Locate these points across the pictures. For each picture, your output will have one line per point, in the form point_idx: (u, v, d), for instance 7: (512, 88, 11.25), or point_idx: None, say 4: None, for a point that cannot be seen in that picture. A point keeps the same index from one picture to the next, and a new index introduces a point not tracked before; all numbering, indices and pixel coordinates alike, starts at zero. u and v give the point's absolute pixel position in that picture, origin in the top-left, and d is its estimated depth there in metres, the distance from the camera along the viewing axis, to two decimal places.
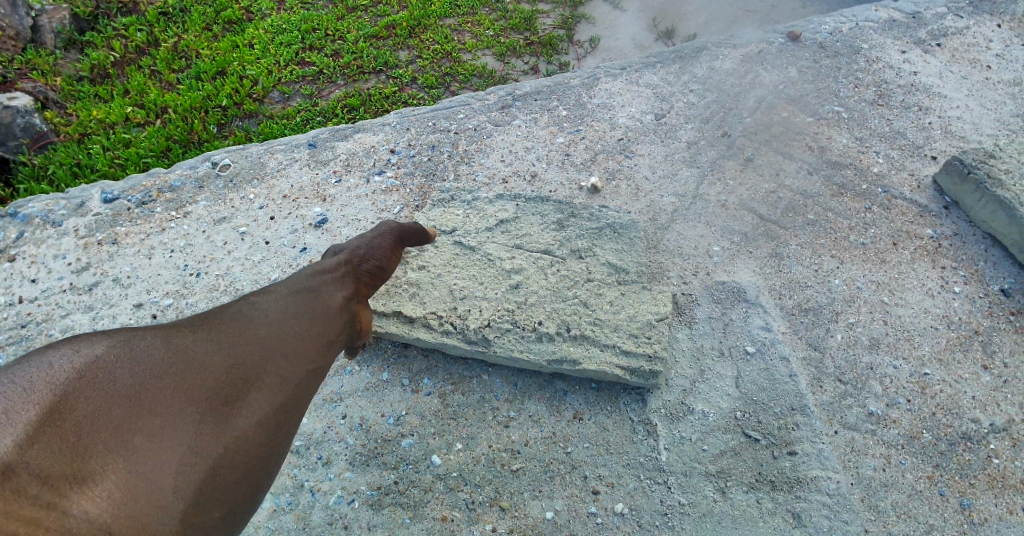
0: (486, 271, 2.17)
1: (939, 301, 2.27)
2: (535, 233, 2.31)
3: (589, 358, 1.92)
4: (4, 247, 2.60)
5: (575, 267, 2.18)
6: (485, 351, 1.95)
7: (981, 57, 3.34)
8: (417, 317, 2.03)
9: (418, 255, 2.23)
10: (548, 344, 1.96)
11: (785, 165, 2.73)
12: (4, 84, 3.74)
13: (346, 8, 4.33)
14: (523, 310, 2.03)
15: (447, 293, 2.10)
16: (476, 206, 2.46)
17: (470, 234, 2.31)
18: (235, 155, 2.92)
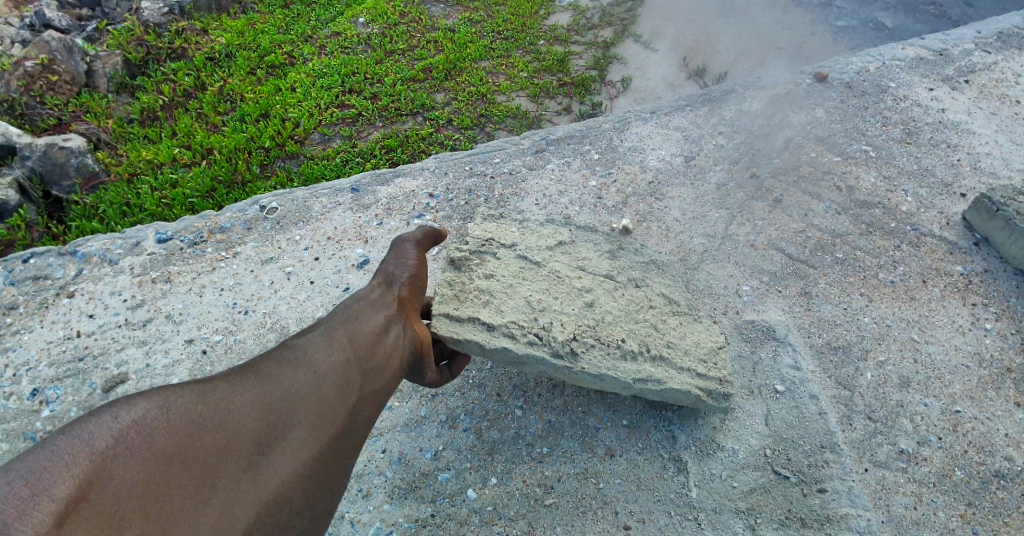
0: (558, 287, 2.14)
1: (971, 338, 2.28)
2: (592, 258, 2.34)
3: (673, 378, 1.91)
4: (64, 283, 2.80)
5: (636, 293, 2.23)
6: (571, 366, 1.86)
7: (1010, 92, 3.38)
8: (498, 325, 1.89)
9: (482, 264, 2.17)
10: (631, 362, 1.92)
11: (813, 205, 2.79)
12: (60, 126, 4.08)
13: (384, 53, 4.60)
14: (603, 328, 2.00)
15: (524, 304, 2.01)
16: (529, 225, 2.45)
17: (532, 251, 2.29)
18: (282, 198, 3.12)
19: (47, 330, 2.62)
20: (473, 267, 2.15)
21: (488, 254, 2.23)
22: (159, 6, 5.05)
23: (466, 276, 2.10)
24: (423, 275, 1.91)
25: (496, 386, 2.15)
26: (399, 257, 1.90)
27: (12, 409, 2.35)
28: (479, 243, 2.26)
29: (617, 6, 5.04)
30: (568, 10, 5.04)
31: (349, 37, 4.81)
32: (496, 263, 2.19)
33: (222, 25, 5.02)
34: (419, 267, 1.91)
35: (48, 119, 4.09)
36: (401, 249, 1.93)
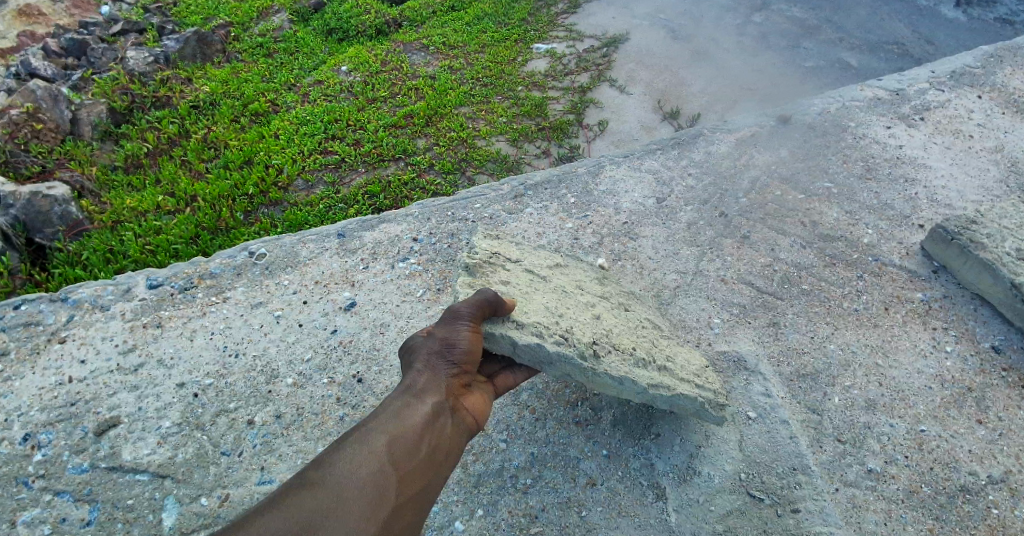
0: (566, 301, 2.24)
1: (932, 361, 2.40)
2: (585, 282, 2.52)
3: (682, 387, 2.01)
4: (55, 329, 2.86)
5: (633, 315, 2.40)
6: (596, 366, 1.90)
7: (963, 127, 3.61)
8: (527, 323, 1.92)
9: (495, 272, 2.24)
10: (644, 370, 2.01)
11: (780, 240, 2.95)
12: (44, 174, 4.18)
13: (366, 101, 4.81)
14: (614, 338, 2.10)
15: (543, 309, 2.08)
16: (525, 249, 2.61)
17: (536, 268, 2.42)
18: (271, 244, 3.23)
19: (39, 377, 2.66)
20: (488, 273, 2.22)
21: (497, 265, 2.31)
22: (145, 56, 5.31)
23: (484, 279, 2.14)
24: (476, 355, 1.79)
25: None
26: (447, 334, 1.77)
27: (3, 455, 2.36)
28: (487, 254, 2.35)
29: (593, 53, 5.34)
30: (545, 57, 5.31)
31: (332, 85, 5.02)
32: (507, 273, 2.27)
33: (206, 74, 5.24)
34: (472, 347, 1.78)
35: (32, 167, 4.19)
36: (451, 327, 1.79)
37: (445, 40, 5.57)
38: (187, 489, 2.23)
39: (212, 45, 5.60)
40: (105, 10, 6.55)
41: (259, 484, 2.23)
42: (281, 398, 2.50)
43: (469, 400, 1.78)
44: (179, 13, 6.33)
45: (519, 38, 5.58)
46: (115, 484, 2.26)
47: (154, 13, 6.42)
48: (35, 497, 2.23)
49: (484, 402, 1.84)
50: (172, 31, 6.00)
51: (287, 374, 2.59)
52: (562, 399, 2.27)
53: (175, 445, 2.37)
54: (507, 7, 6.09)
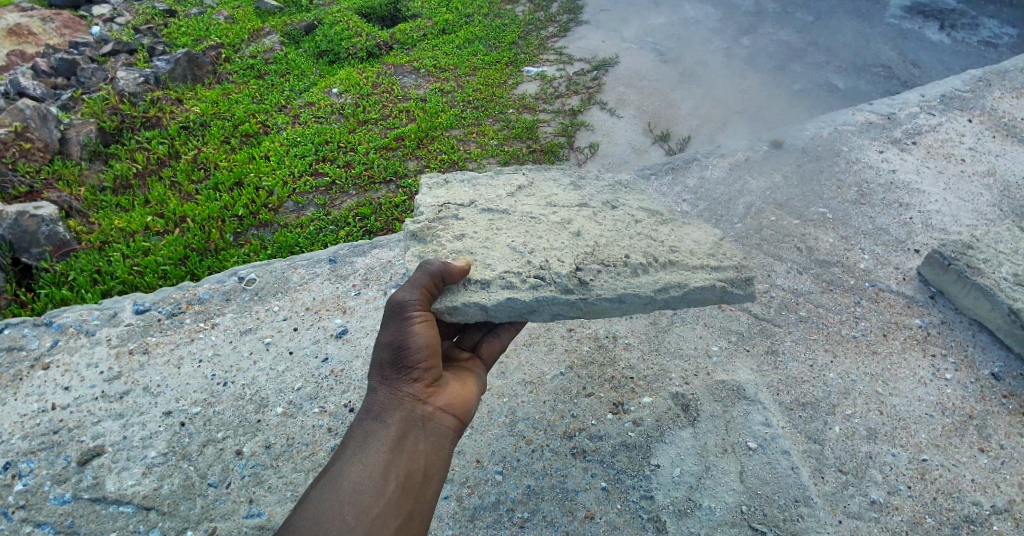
0: (538, 228, 2.21)
1: (932, 388, 2.38)
2: (559, 195, 2.48)
3: (694, 278, 1.99)
4: (38, 355, 2.80)
5: (616, 214, 2.39)
6: (586, 294, 1.89)
7: (955, 151, 3.65)
8: (492, 280, 1.89)
9: (448, 229, 2.19)
10: (646, 276, 1.99)
11: (776, 266, 2.94)
12: (32, 193, 4.16)
13: (358, 122, 4.82)
14: (600, 251, 2.07)
15: (512, 253, 2.04)
16: (478, 182, 2.56)
17: (494, 204, 2.36)
18: (260, 269, 3.20)
19: (20, 404, 2.59)
20: (439, 232, 2.17)
21: (449, 217, 2.27)
22: (136, 75, 5.31)
23: (436, 243, 2.09)
24: (435, 343, 1.71)
25: (475, 451, 2.17)
26: (395, 332, 1.68)
27: None
28: (435, 210, 2.30)
29: (584, 76, 5.38)
30: (535, 80, 5.35)
31: (324, 107, 5.03)
32: (462, 223, 2.23)
33: (197, 95, 5.24)
34: (428, 336, 1.69)
35: (19, 187, 4.17)
36: (398, 320, 1.69)
37: (435, 63, 5.61)
38: (172, 521, 2.16)
39: (203, 66, 5.60)
40: (96, 30, 6.56)
41: (246, 517, 2.16)
42: (271, 428, 2.45)
43: (445, 391, 1.73)
44: (171, 33, 6.36)
45: (509, 61, 5.62)
46: (98, 516, 2.19)
47: (145, 33, 6.42)
48: (14, 528, 2.16)
49: (468, 387, 1.80)
50: (163, 51, 6.03)
51: (277, 403, 2.54)
52: (558, 429, 2.23)
53: (161, 475, 2.31)
54: (498, 30, 6.15)
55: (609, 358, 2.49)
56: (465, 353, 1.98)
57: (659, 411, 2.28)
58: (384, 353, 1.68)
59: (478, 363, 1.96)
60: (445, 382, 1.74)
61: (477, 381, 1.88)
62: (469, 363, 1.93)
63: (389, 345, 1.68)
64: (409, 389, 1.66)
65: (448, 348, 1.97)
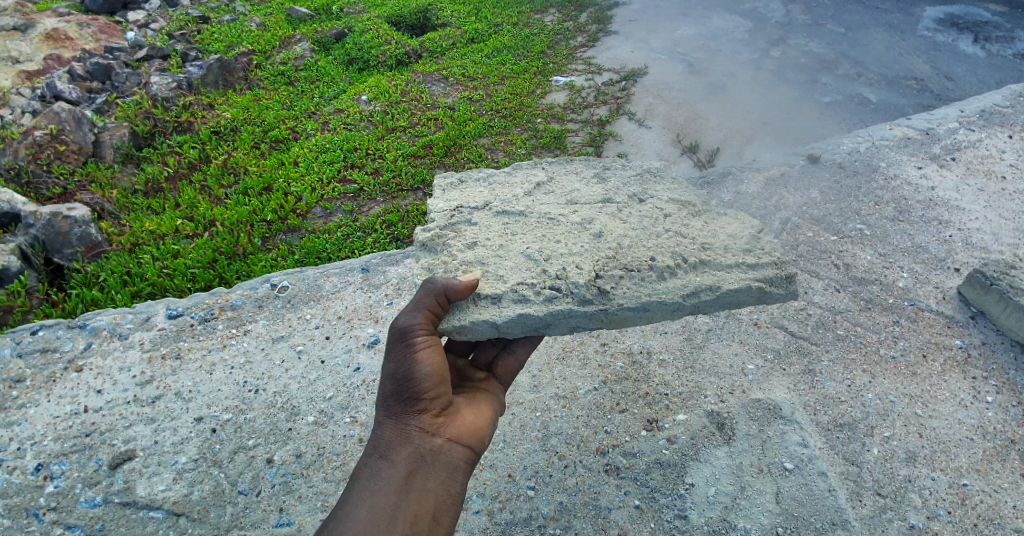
0: (556, 231, 2.14)
1: (973, 411, 2.32)
2: (581, 189, 2.42)
3: (727, 280, 1.91)
4: (72, 357, 2.86)
5: (643, 207, 2.29)
6: (606, 306, 1.82)
7: (996, 168, 3.58)
8: (503, 294, 1.83)
9: (459, 235, 2.14)
10: (675, 279, 1.91)
11: (813, 282, 2.90)
12: (65, 195, 4.25)
13: (386, 130, 4.87)
14: (623, 254, 1.99)
15: (527, 262, 1.98)
16: (495, 181, 2.53)
17: (510, 205, 2.30)
18: (293, 277, 3.24)
19: (53, 405, 2.64)
20: (449, 240, 2.12)
21: (462, 223, 2.22)
22: (169, 81, 5.43)
23: (446, 254, 2.05)
24: (442, 369, 1.62)
25: (506, 466, 2.17)
26: (398, 361, 1.60)
27: (16, 485, 2.34)
28: (447, 215, 2.26)
29: (612, 86, 5.38)
30: (563, 89, 5.36)
31: (352, 114, 5.09)
32: (475, 229, 2.18)
33: (228, 101, 5.34)
34: (434, 362, 1.60)
35: (53, 189, 4.27)
36: (400, 348, 1.61)
37: (463, 72, 5.65)
38: (202, 527, 2.19)
39: (234, 72, 5.71)
40: (132, 35, 6.72)
41: (277, 526, 2.18)
42: (302, 436, 2.47)
43: (456, 420, 1.64)
44: (204, 39, 6.50)
45: (538, 70, 5.64)
46: (128, 520, 2.22)
47: (178, 39, 6.57)
48: (45, 530, 2.20)
49: (482, 413, 1.72)
50: (195, 57, 6.16)
51: (308, 411, 2.56)
52: (590, 445, 2.22)
53: (192, 481, 2.33)
54: (526, 40, 6.18)
55: (644, 374, 2.47)
56: (480, 373, 1.92)
57: (693, 429, 2.25)
58: (389, 385, 1.61)
59: (494, 383, 1.89)
60: (457, 409, 1.66)
61: (492, 404, 1.80)
62: (484, 383, 1.87)
63: (393, 375, 1.60)
64: (417, 420, 1.57)
65: (462, 367, 1.92)
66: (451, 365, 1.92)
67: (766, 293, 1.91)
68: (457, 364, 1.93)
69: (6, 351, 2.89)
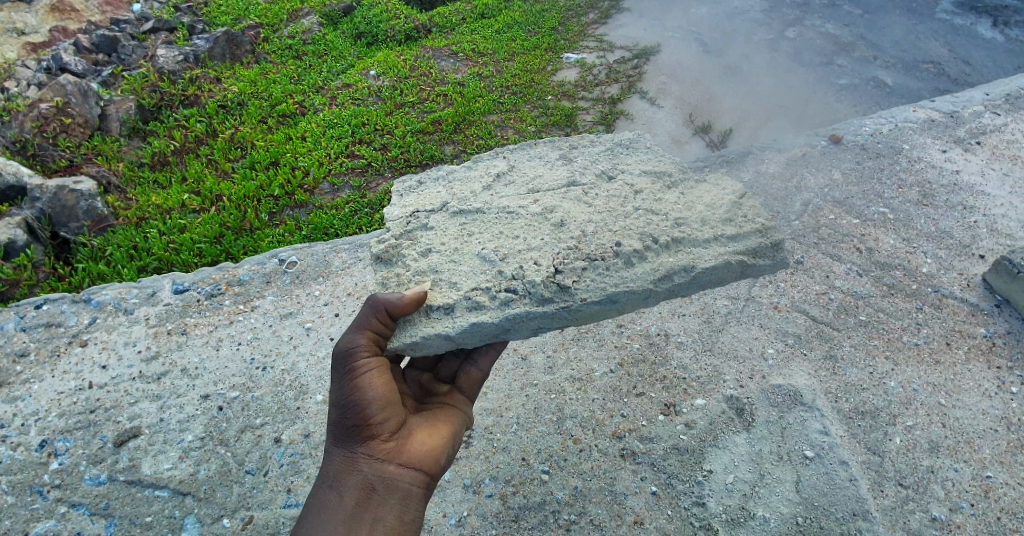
0: (514, 225, 1.97)
1: (998, 402, 2.25)
2: (545, 174, 2.25)
3: (703, 258, 1.76)
4: (77, 331, 2.82)
5: (611, 187, 2.12)
6: (568, 304, 1.66)
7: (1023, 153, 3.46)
8: (456, 303, 1.67)
9: (412, 244, 1.94)
10: (644, 264, 1.74)
11: (834, 267, 2.82)
12: (70, 167, 4.22)
13: (395, 105, 4.76)
14: (586, 243, 1.82)
15: (482, 265, 1.81)
16: (454, 178, 2.33)
17: (467, 203, 2.11)
18: (302, 252, 3.18)
19: (57, 381, 2.61)
20: (404, 252, 1.92)
21: (418, 229, 2.03)
22: (175, 53, 5.32)
23: (401, 266, 1.87)
24: (389, 391, 1.49)
25: (521, 449, 2.13)
26: (341, 388, 1.48)
27: (19, 461, 2.31)
28: (403, 221, 2.07)
29: (625, 64, 5.24)
30: (575, 67, 5.23)
31: (360, 89, 4.98)
32: (431, 234, 1.99)
33: (235, 74, 5.23)
34: (380, 384, 1.48)
35: (59, 161, 4.23)
36: (342, 375, 1.49)
37: (473, 47, 5.52)
38: (209, 508, 2.16)
39: (241, 45, 5.58)
40: (137, 7, 6.59)
41: (285, 507, 2.15)
42: (310, 416, 2.43)
43: (410, 443, 1.49)
44: (210, 11, 6.38)
45: (550, 47, 5.51)
46: (134, 499, 2.20)
47: (184, 11, 6.45)
48: (50, 507, 2.18)
49: (442, 432, 1.57)
50: (202, 29, 6.04)
51: (317, 390, 2.52)
52: (606, 429, 2.17)
53: (198, 460, 2.30)
54: (538, 16, 6.03)
55: (661, 356, 2.42)
56: (445, 385, 1.79)
57: (712, 414, 2.20)
58: (334, 414, 1.48)
59: (458, 395, 1.75)
60: (412, 431, 1.52)
61: (455, 421, 1.65)
62: (448, 397, 1.73)
63: (336, 404, 1.48)
64: (366, 448, 1.44)
65: (426, 382, 1.79)
66: (415, 381, 1.78)
67: (749, 267, 1.78)
68: (421, 379, 1.79)
69: (10, 325, 2.87)
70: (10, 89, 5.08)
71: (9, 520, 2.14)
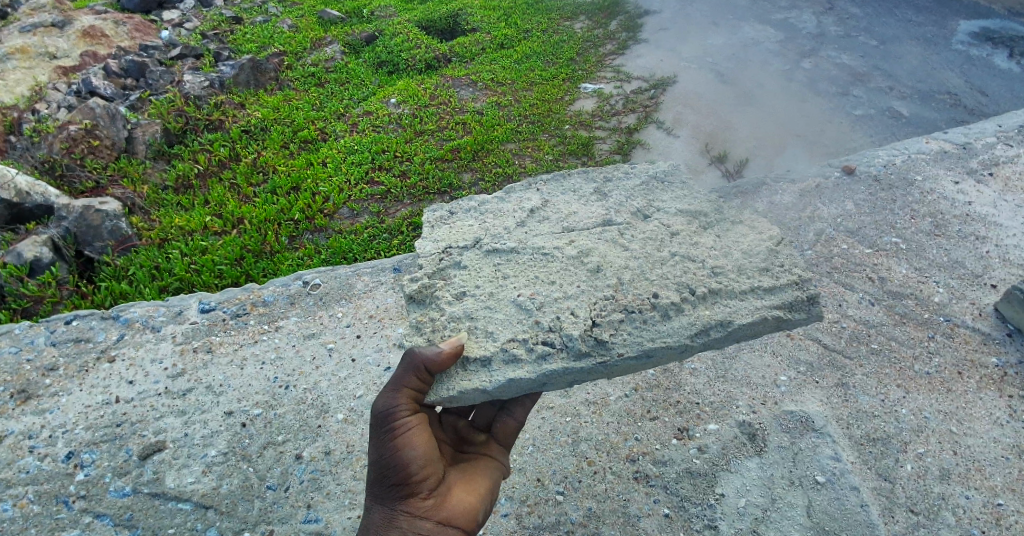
0: (550, 269, 2.02)
1: (1009, 430, 2.27)
2: (579, 211, 2.32)
3: (741, 313, 1.81)
4: (104, 347, 2.93)
5: (646, 227, 2.19)
6: (605, 360, 1.72)
7: None
8: (492, 356, 1.72)
9: (446, 285, 2.01)
10: (681, 317, 1.81)
11: (846, 295, 2.87)
12: (97, 189, 4.38)
13: (415, 133, 4.92)
14: (623, 293, 1.88)
15: (518, 313, 1.85)
16: (487, 211, 2.41)
17: (501, 240, 2.18)
18: (325, 275, 3.29)
19: (85, 394, 2.71)
20: (438, 294, 1.98)
21: (451, 267, 2.10)
22: (201, 80, 5.58)
23: (435, 308, 1.93)
24: (429, 448, 1.56)
25: (535, 470, 2.18)
26: (381, 447, 1.55)
27: (47, 471, 2.40)
28: (436, 258, 2.13)
29: (640, 95, 5.37)
30: (592, 97, 5.37)
31: (381, 116, 5.15)
32: (465, 274, 2.05)
33: (259, 101, 5.42)
34: (420, 442, 1.55)
35: (87, 183, 4.40)
36: (382, 434, 1.56)
37: (492, 77, 5.69)
38: (230, 521, 2.23)
39: (266, 73, 5.79)
40: (166, 34, 6.86)
41: (304, 522, 2.21)
42: (330, 434, 2.49)
43: (448, 500, 1.55)
44: (237, 40, 6.63)
45: (567, 77, 5.66)
46: (156, 511, 2.27)
47: (212, 39, 6.71)
48: (75, 517, 2.25)
49: (478, 488, 1.63)
50: (228, 57, 6.28)
51: (338, 409, 2.59)
52: (620, 452, 2.22)
53: (220, 474, 2.37)
54: (555, 47, 6.21)
55: (675, 382, 2.46)
56: (481, 434, 1.85)
57: (725, 439, 2.24)
58: (375, 472, 1.55)
59: (495, 446, 1.81)
60: (450, 488, 1.58)
61: (491, 476, 1.71)
62: (485, 448, 1.80)
63: (376, 462, 1.54)
64: (405, 505, 1.50)
65: (462, 428, 1.84)
66: (452, 427, 1.84)
67: (785, 321, 1.83)
68: (458, 424, 1.85)
69: (41, 339, 2.98)
70: (42, 112, 5.30)
71: (35, 528, 2.21)
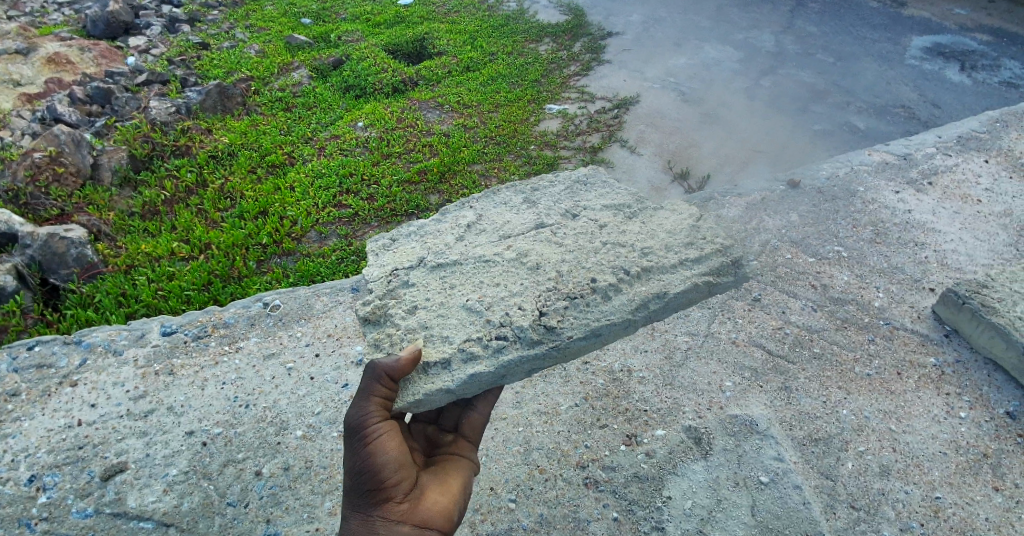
0: (492, 273, 2.09)
1: (946, 427, 2.38)
2: (512, 220, 2.41)
3: (673, 283, 1.98)
4: (67, 372, 2.91)
5: (576, 224, 2.31)
6: (558, 344, 1.81)
7: (972, 192, 3.71)
8: (451, 357, 1.78)
9: (399, 303, 2.03)
10: (620, 296, 1.94)
11: (790, 302, 2.99)
12: (62, 216, 4.36)
13: (382, 156, 4.99)
14: (563, 282, 1.98)
15: (469, 316, 1.92)
16: (426, 233, 2.43)
17: (444, 256, 2.22)
18: (285, 296, 3.31)
19: (47, 419, 2.68)
20: (391, 313, 2.00)
21: (400, 287, 2.12)
22: (168, 106, 5.57)
23: (391, 325, 1.95)
24: (401, 452, 1.55)
25: (489, 480, 2.23)
26: (354, 454, 1.53)
27: (8, 495, 2.37)
28: (384, 280, 2.15)
29: (604, 114, 5.54)
30: (557, 117, 5.51)
31: (348, 140, 5.22)
32: (414, 291, 2.09)
33: (226, 126, 5.45)
34: (393, 446, 1.54)
35: (51, 210, 4.37)
36: (354, 443, 1.54)
37: (459, 99, 5.80)
38: None
39: (233, 97, 5.83)
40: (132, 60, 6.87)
41: None
42: (290, 451, 2.51)
43: (423, 502, 1.52)
44: (203, 65, 6.66)
45: (532, 98, 5.80)
46: (118, 532, 2.25)
47: (178, 65, 6.75)
48: None
49: (451, 488, 1.60)
50: (195, 82, 6.32)
51: (297, 427, 2.60)
52: (571, 460, 2.27)
53: (181, 493, 2.37)
54: (520, 68, 6.36)
55: (624, 391, 2.53)
56: (450, 435, 1.86)
57: (672, 443, 2.31)
58: (349, 482, 1.52)
59: (463, 443, 1.82)
60: (424, 491, 1.55)
61: (464, 474, 1.70)
62: (454, 446, 1.79)
63: (350, 471, 1.52)
64: (380, 510, 1.46)
65: (431, 433, 1.85)
66: (421, 433, 1.85)
67: (714, 285, 2.04)
68: (427, 431, 1.86)
69: (3, 366, 2.94)
70: (5, 139, 5.27)
71: None
